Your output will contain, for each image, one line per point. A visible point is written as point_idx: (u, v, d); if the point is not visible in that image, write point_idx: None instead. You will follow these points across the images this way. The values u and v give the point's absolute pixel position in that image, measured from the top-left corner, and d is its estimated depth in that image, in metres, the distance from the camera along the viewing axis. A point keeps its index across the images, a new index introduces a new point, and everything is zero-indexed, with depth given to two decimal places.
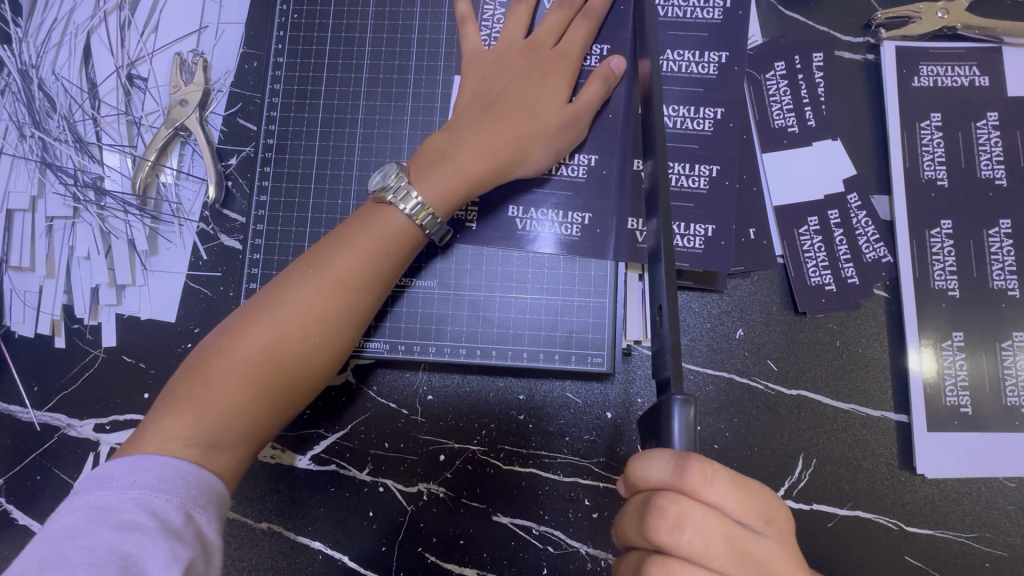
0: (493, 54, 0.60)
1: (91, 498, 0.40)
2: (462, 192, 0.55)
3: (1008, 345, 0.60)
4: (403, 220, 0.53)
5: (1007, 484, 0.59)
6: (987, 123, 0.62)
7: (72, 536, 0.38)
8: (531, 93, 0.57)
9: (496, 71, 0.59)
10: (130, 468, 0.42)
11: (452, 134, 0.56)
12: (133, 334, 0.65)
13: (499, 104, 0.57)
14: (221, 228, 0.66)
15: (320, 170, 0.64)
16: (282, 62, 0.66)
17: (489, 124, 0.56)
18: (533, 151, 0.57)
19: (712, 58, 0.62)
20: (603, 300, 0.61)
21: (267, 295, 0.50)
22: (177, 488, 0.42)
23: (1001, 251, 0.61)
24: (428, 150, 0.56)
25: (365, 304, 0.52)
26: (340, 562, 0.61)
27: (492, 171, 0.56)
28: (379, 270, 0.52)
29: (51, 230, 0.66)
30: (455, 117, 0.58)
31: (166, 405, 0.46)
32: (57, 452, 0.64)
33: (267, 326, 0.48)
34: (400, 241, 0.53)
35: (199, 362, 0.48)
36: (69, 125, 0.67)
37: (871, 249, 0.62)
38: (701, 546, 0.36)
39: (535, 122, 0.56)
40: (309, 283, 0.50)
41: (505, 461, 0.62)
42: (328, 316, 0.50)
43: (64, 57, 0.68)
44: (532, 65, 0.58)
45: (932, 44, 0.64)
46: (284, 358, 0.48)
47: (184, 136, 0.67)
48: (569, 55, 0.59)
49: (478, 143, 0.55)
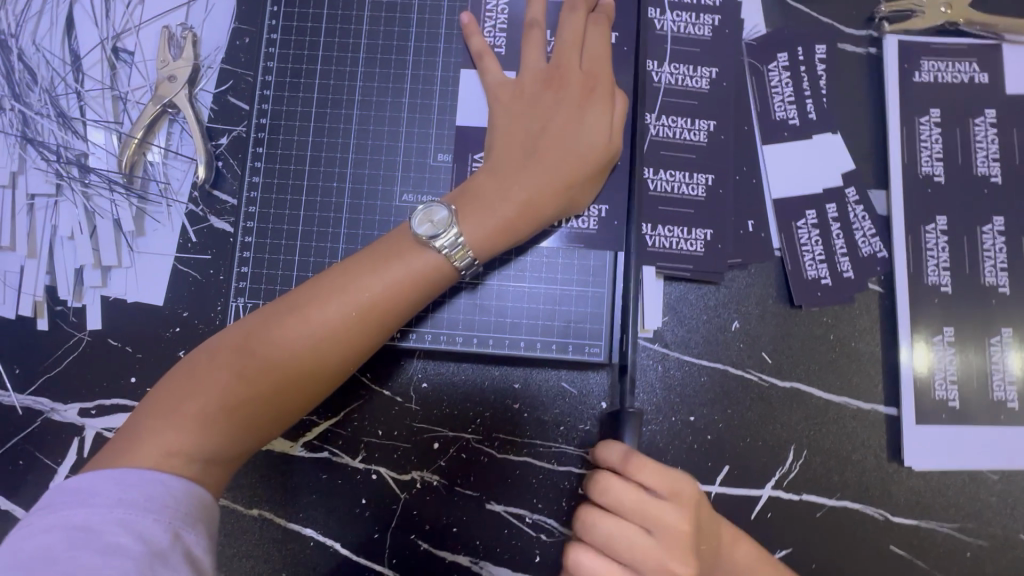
0: (522, 85, 0.58)
1: (70, 516, 0.38)
2: (504, 240, 0.54)
3: (997, 341, 0.61)
4: (434, 257, 0.52)
5: (991, 476, 0.60)
6: (985, 121, 0.63)
7: (49, 557, 0.36)
8: (574, 130, 0.55)
9: (531, 109, 0.56)
10: (114, 482, 0.40)
11: (497, 181, 0.54)
12: (119, 317, 0.63)
13: (543, 148, 0.54)
14: (211, 210, 0.64)
15: (315, 152, 0.63)
16: (276, 39, 0.63)
17: (538, 173, 0.54)
18: (577, 195, 0.56)
19: (704, 73, 0.62)
20: (601, 290, 0.61)
21: (282, 310, 0.49)
22: (165, 507, 0.41)
23: (994, 248, 0.61)
24: (471, 195, 0.54)
25: (382, 335, 0.51)
26: (332, 549, 0.61)
27: (537, 219, 0.55)
28: (401, 303, 0.51)
29: (33, 208, 0.64)
30: (494, 163, 0.55)
31: (162, 414, 0.45)
32: (41, 436, 0.63)
33: (281, 353, 0.47)
34: (428, 276, 0.52)
35: (202, 370, 0.47)
36: (51, 98, 0.65)
37: (867, 243, 0.62)
38: (622, 507, 0.47)
39: (577, 161, 0.54)
40: (328, 307, 0.49)
41: (499, 449, 0.62)
42: (345, 344, 0.49)
43: (46, 26, 0.65)
44: (566, 93, 0.56)
45: (935, 39, 0.64)
46: (294, 378, 0.48)
47: (173, 114, 0.65)
48: (599, 73, 0.56)
49: (526, 194, 0.54)
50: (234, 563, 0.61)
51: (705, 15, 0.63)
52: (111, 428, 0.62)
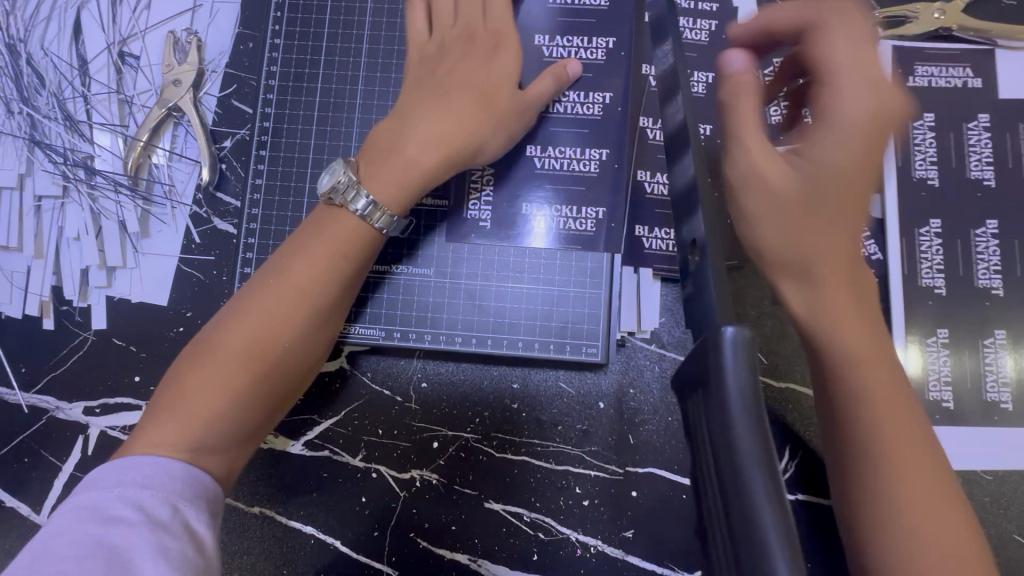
0: (436, 41, 0.58)
1: (79, 496, 0.41)
2: (409, 185, 0.54)
3: (991, 342, 0.61)
4: (356, 220, 0.52)
5: (985, 476, 0.60)
6: (978, 125, 0.63)
7: (59, 533, 0.38)
8: (480, 75, 0.56)
9: (443, 54, 0.57)
10: (116, 468, 0.42)
11: (401, 122, 0.55)
12: (124, 317, 0.64)
13: (428, 88, 0.56)
14: (215, 211, 0.65)
15: (317, 155, 0.64)
16: (280, 44, 0.65)
17: (425, 112, 0.55)
18: (484, 140, 0.56)
19: (700, 79, 0.63)
20: (598, 291, 0.62)
21: (235, 302, 0.51)
22: (163, 484, 0.42)
23: (987, 251, 0.62)
24: (375, 142, 0.55)
25: (330, 300, 0.52)
26: (333, 547, 0.62)
27: (444, 162, 0.54)
28: (342, 265, 0.52)
29: (40, 210, 0.65)
30: (400, 104, 0.56)
31: (148, 417, 0.46)
32: (47, 435, 0.64)
33: (238, 334, 0.48)
34: (357, 239, 0.53)
35: (177, 372, 0.48)
36: (59, 102, 0.66)
37: (862, 246, 0.63)
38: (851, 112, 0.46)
39: (477, 107, 0.55)
40: (267, 288, 0.50)
41: (498, 449, 0.63)
42: (296, 314, 0.50)
43: (53, 32, 0.66)
44: (471, 46, 0.57)
45: (929, 45, 0.65)
46: (257, 353, 0.48)
47: (177, 117, 0.66)
48: (502, 29, 0.58)
49: (426, 134, 0.54)
50: (236, 560, 0.62)
51: (702, 20, 0.64)
52: (115, 426, 0.63)
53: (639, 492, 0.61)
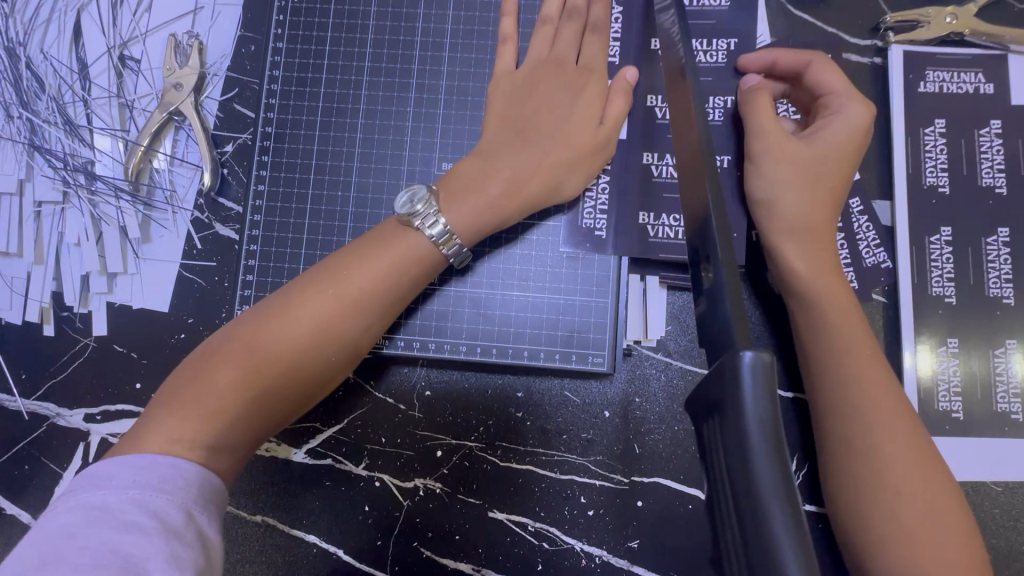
0: (524, 74, 0.60)
1: (88, 497, 0.38)
2: (487, 219, 0.55)
3: (1001, 352, 0.61)
4: (424, 244, 0.53)
5: (994, 488, 0.60)
6: (990, 132, 0.63)
7: (68, 535, 0.36)
8: (560, 114, 0.58)
9: (527, 93, 0.59)
10: (128, 465, 0.40)
11: (484, 163, 0.56)
12: (124, 323, 0.64)
13: (530, 130, 0.57)
14: (216, 217, 0.65)
15: (319, 160, 0.63)
16: (282, 47, 0.64)
17: (517, 154, 0.56)
18: (564, 180, 0.57)
19: (718, 103, 0.63)
20: (604, 300, 0.61)
21: (282, 299, 0.50)
22: (178, 488, 0.41)
23: (998, 259, 0.61)
24: (459, 177, 0.56)
25: (376, 323, 0.52)
26: (335, 556, 0.61)
27: (524, 202, 0.56)
28: (396, 286, 0.52)
29: (39, 215, 0.64)
30: (486, 144, 0.58)
31: (167, 406, 0.45)
32: (47, 442, 0.63)
33: (284, 340, 0.48)
34: (419, 264, 0.53)
35: (208, 360, 0.47)
36: (58, 106, 0.65)
37: (871, 254, 0.62)
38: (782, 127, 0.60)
39: (562, 148, 0.57)
40: (322, 294, 0.50)
41: (502, 457, 0.62)
42: (341, 331, 0.50)
43: (53, 35, 0.66)
44: (557, 83, 0.59)
45: (940, 49, 0.64)
46: (294, 365, 0.48)
47: (178, 122, 0.65)
48: (592, 70, 0.60)
49: (509, 174, 0.55)
50: (238, 568, 0.61)
51: (719, 41, 0.63)
52: (116, 433, 0.63)
53: (644, 502, 0.60)
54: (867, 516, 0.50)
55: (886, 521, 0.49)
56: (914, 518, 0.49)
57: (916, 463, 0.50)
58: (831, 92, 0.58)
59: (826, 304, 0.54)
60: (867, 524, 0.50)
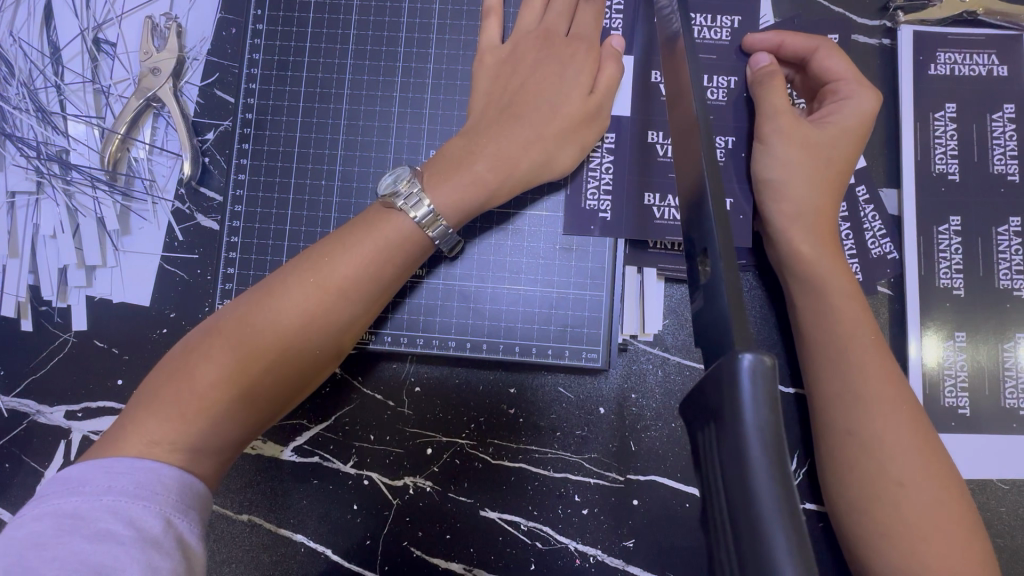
0: (512, 47, 0.57)
1: (60, 504, 0.37)
2: (474, 199, 0.53)
3: (1010, 345, 0.59)
4: (411, 227, 0.50)
5: (1001, 486, 0.58)
6: (1003, 116, 0.60)
7: (39, 545, 0.34)
8: (550, 89, 0.55)
9: (514, 67, 0.56)
10: (103, 471, 0.39)
11: (469, 141, 0.54)
12: (104, 318, 0.62)
13: (518, 104, 0.55)
14: (198, 207, 0.62)
15: (302, 148, 0.60)
16: (263, 29, 0.61)
17: (505, 129, 0.54)
18: (556, 155, 0.55)
19: (722, 83, 0.60)
20: (599, 293, 0.59)
21: (265, 290, 0.48)
22: (156, 494, 0.39)
23: (1009, 249, 0.59)
24: (444, 156, 0.54)
25: (365, 311, 0.50)
26: (324, 556, 0.60)
27: (513, 178, 0.54)
28: (384, 272, 0.50)
29: (14, 207, 0.62)
30: (471, 124, 0.55)
31: (145, 405, 0.43)
32: (27, 439, 0.62)
33: (267, 332, 0.46)
34: (406, 249, 0.51)
35: (188, 357, 0.45)
36: (30, 93, 0.62)
37: (877, 244, 0.60)
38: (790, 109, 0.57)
39: (552, 122, 0.54)
40: (306, 283, 0.47)
41: (494, 455, 0.60)
42: (327, 321, 0.48)
43: (24, 18, 0.63)
44: (547, 55, 0.56)
45: (952, 30, 0.61)
46: (279, 358, 0.46)
47: (157, 108, 0.62)
48: (583, 39, 0.57)
49: (495, 150, 0.53)
50: (224, 569, 0.60)
51: (723, 17, 0.60)
52: (98, 431, 0.61)
53: (640, 500, 0.59)
54: (865, 509, 0.48)
55: (884, 513, 0.47)
56: (915, 511, 0.47)
57: (919, 455, 0.48)
58: (838, 79, 0.55)
59: (825, 288, 0.52)
60: (866, 517, 0.48)
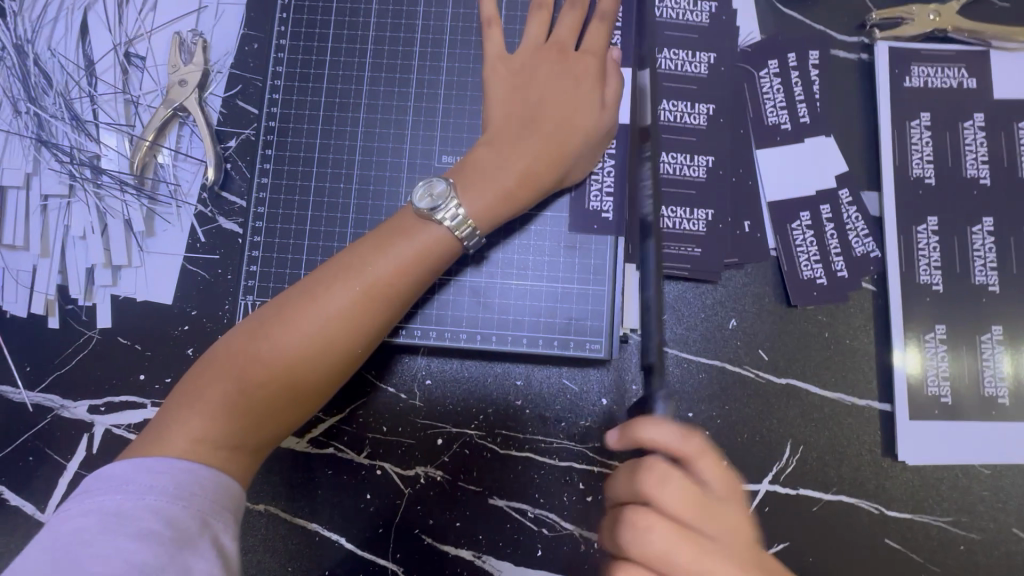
0: (524, 59, 0.61)
1: (103, 502, 0.39)
2: (504, 209, 0.57)
3: (987, 338, 0.62)
4: (441, 233, 0.54)
5: (983, 470, 0.61)
6: (973, 124, 0.65)
7: (82, 542, 0.37)
8: (566, 102, 0.59)
9: (530, 80, 0.60)
10: (144, 471, 0.41)
11: (496, 153, 0.57)
12: (129, 315, 0.65)
13: (539, 119, 0.58)
14: (220, 211, 0.66)
15: (322, 153, 0.64)
16: (285, 44, 0.65)
17: (528, 143, 0.57)
18: (574, 168, 0.60)
19: (702, 109, 0.65)
20: (602, 288, 0.62)
21: (301, 293, 0.51)
22: (193, 495, 0.41)
23: (983, 247, 0.63)
24: (472, 166, 0.57)
25: (394, 314, 0.53)
26: (338, 544, 0.62)
27: (538, 189, 0.58)
28: (414, 277, 0.53)
29: (46, 209, 0.66)
30: (494, 133, 0.59)
31: (187, 404, 0.46)
32: (51, 433, 0.64)
33: (304, 334, 0.48)
34: (434, 255, 0.54)
35: (228, 356, 0.48)
36: (65, 102, 0.66)
37: (860, 243, 0.64)
38: None
39: (568, 134, 0.58)
40: (341, 287, 0.50)
41: (502, 445, 0.63)
42: (361, 323, 0.51)
43: (61, 33, 0.67)
44: (560, 67, 0.60)
45: (924, 46, 0.66)
46: (316, 358, 0.49)
47: (183, 117, 0.66)
48: (594, 53, 0.61)
49: (524, 164, 0.57)
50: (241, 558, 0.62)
51: (701, 53, 0.65)
52: (120, 425, 0.63)
53: None
54: None
55: None
56: None
57: None
58: None
59: None
60: None
